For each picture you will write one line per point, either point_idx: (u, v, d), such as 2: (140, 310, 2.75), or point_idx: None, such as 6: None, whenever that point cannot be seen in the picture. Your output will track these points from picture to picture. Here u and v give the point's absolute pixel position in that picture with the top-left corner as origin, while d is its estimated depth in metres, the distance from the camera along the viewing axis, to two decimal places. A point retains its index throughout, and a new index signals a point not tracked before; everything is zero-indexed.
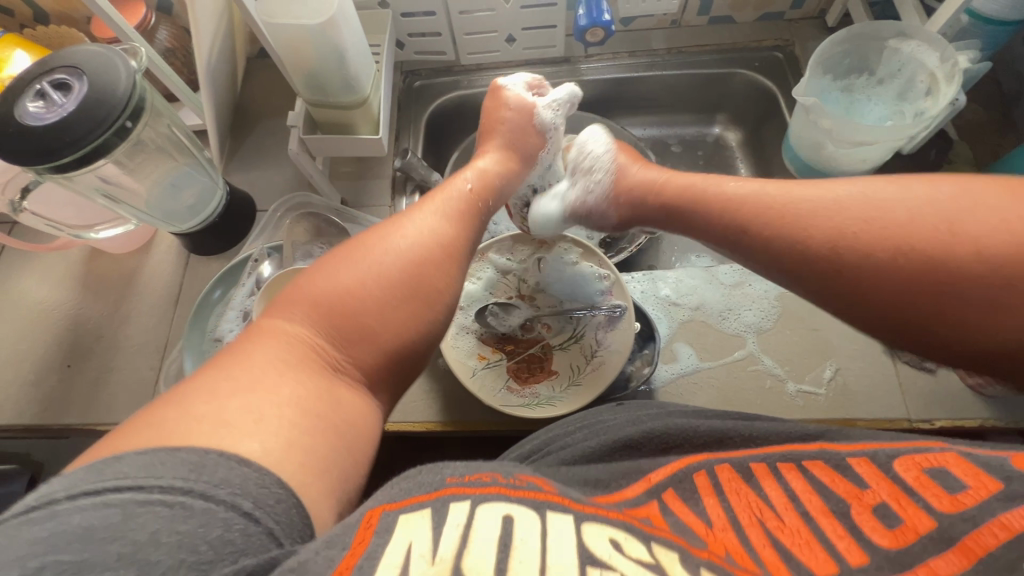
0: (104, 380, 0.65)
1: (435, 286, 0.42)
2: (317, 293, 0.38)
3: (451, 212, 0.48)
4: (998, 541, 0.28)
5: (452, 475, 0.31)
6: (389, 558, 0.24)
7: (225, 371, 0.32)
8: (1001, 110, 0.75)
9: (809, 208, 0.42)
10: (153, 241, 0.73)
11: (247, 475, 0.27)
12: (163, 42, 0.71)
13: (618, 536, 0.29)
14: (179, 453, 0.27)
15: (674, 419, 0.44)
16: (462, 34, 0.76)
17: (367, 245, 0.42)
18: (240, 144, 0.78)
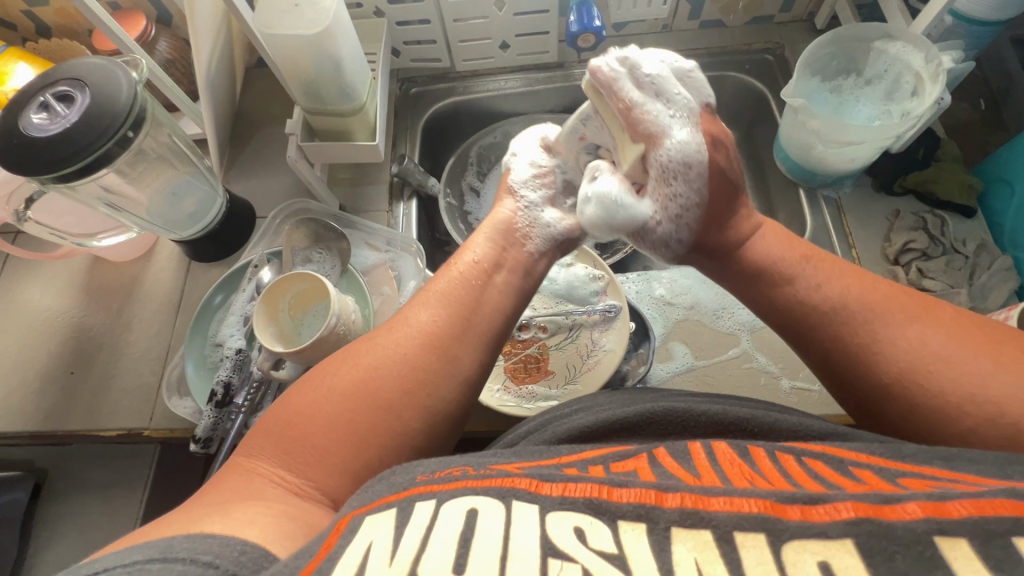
0: (106, 388, 0.66)
1: (406, 393, 0.41)
2: (274, 422, 0.41)
3: (433, 307, 0.46)
4: (996, 510, 0.27)
5: (424, 474, 0.33)
6: (348, 556, 0.27)
7: (203, 500, 0.36)
8: (990, 108, 0.76)
9: (839, 328, 0.45)
10: (154, 250, 0.73)
11: (210, 543, 0.30)
12: (163, 54, 0.72)
13: (585, 521, 0.29)
14: (146, 542, 0.30)
15: (671, 402, 0.45)
16: (456, 41, 0.77)
17: (338, 362, 0.43)
18: (239, 152, 0.79)
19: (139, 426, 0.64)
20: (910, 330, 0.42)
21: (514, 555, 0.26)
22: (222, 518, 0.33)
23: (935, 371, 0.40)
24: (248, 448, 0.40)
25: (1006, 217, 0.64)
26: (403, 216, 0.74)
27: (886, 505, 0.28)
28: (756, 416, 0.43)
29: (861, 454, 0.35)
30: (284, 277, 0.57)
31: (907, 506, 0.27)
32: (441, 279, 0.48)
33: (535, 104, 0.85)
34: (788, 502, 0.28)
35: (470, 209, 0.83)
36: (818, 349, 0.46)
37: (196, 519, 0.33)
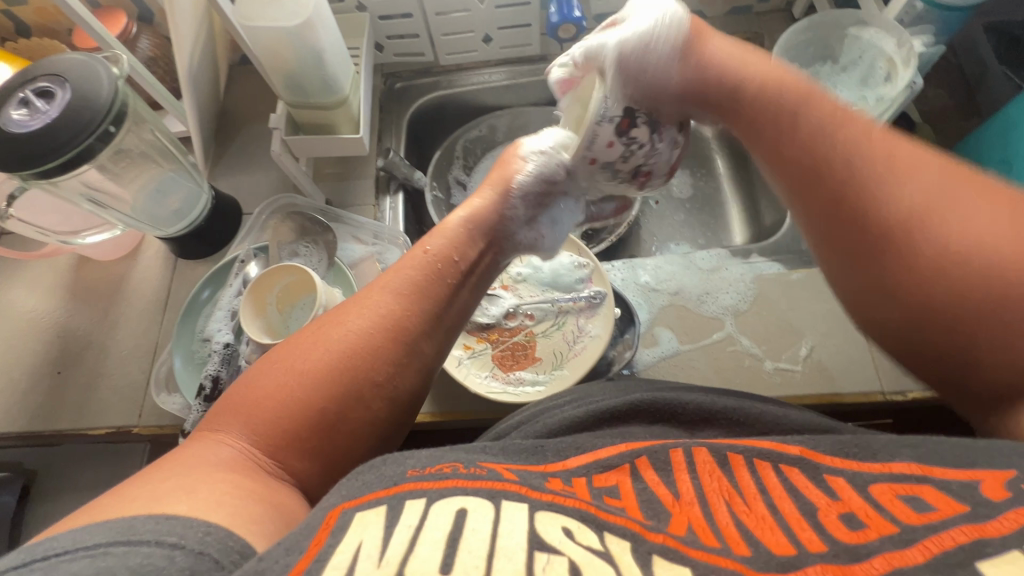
0: (94, 386, 0.66)
1: (374, 379, 0.42)
2: (243, 401, 0.40)
3: (401, 288, 0.46)
4: (956, 543, 0.27)
5: (414, 469, 0.32)
6: (338, 556, 0.26)
7: (163, 472, 0.35)
8: (966, 94, 0.78)
9: (856, 163, 0.42)
10: (140, 248, 0.73)
11: (177, 524, 0.30)
12: (145, 52, 0.72)
13: (573, 523, 0.30)
14: (110, 522, 0.29)
15: (661, 393, 0.45)
16: (439, 35, 0.77)
17: (302, 339, 0.43)
18: (225, 150, 0.79)
19: (128, 424, 0.64)
20: (918, 187, 0.40)
21: (500, 551, 0.27)
22: (190, 498, 0.32)
23: (972, 260, 0.36)
24: (213, 423, 0.40)
25: None
26: (389, 210, 0.75)
27: (856, 563, 0.28)
28: (744, 407, 0.44)
29: (836, 457, 0.35)
30: (270, 269, 0.57)
31: (874, 561, 0.28)
32: (412, 261, 0.48)
33: (519, 97, 0.86)
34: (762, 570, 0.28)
35: (457, 202, 0.83)
36: (846, 219, 0.42)
37: (161, 495, 0.32)
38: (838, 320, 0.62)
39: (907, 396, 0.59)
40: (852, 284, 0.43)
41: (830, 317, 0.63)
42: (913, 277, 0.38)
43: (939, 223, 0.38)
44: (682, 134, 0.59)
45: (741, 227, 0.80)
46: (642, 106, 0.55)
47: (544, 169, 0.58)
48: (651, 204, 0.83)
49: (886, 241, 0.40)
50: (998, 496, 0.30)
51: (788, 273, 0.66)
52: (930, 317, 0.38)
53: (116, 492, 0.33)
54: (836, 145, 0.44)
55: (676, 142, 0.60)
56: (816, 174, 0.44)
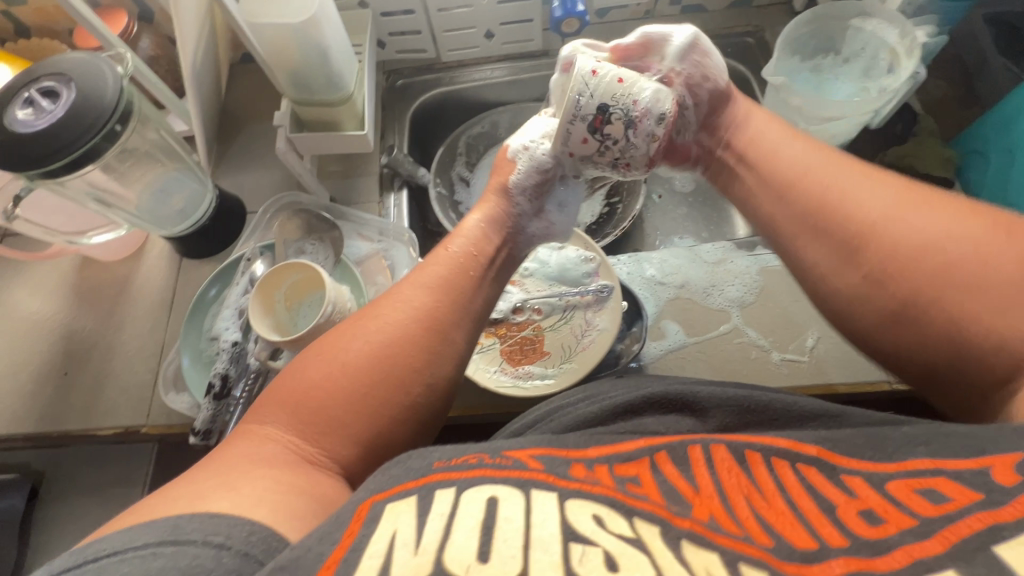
0: (102, 387, 0.66)
1: (412, 367, 0.43)
2: (290, 392, 0.41)
3: (430, 282, 0.48)
4: (972, 530, 0.28)
5: (440, 460, 0.33)
6: (374, 546, 0.27)
7: (199, 474, 0.35)
8: (965, 85, 0.78)
9: (848, 196, 0.46)
10: (145, 248, 0.73)
11: (220, 522, 0.30)
12: (146, 51, 0.72)
13: (603, 511, 0.30)
14: (155, 523, 0.30)
15: (674, 385, 0.46)
16: (441, 31, 0.77)
17: (336, 334, 0.44)
18: (227, 149, 0.79)
19: (136, 423, 0.64)
20: (908, 213, 0.43)
21: (535, 542, 0.27)
22: (232, 494, 0.33)
23: (981, 279, 0.39)
24: (256, 415, 0.41)
25: (983, 186, 0.66)
26: (393, 207, 0.75)
27: (876, 557, 0.28)
28: (754, 395, 0.44)
29: (853, 459, 0.36)
30: (278, 267, 0.57)
31: (894, 555, 0.28)
32: (441, 259, 0.50)
33: (521, 93, 0.86)
34: (785, 560, 0.29)
35: (461, 199, 0.83)
36: (864, 254, 0.44)
37: (204, 494, 0.33)
38: None
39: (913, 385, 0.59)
40: (874, 313, 0.43)
41: None
42: (939, 300, 0.40)
43: (949, 246, 0.41)
44: (661, 124, 0.53)
45: (743, 220, 0.80)
46: (614, 102, 0.51)
47: (534, 164, 0.58)
48: (654, 198, 0.83)
49: (905, 268, 0.42)
50: (1009, 482, 0.30)
51: None
52: (955, 338, 0.39)
53: (164, 491, 0.34)
54: (832, 185, 0.47)
55: (654, 134, 0.54)
56: (828, 216, 0.46)
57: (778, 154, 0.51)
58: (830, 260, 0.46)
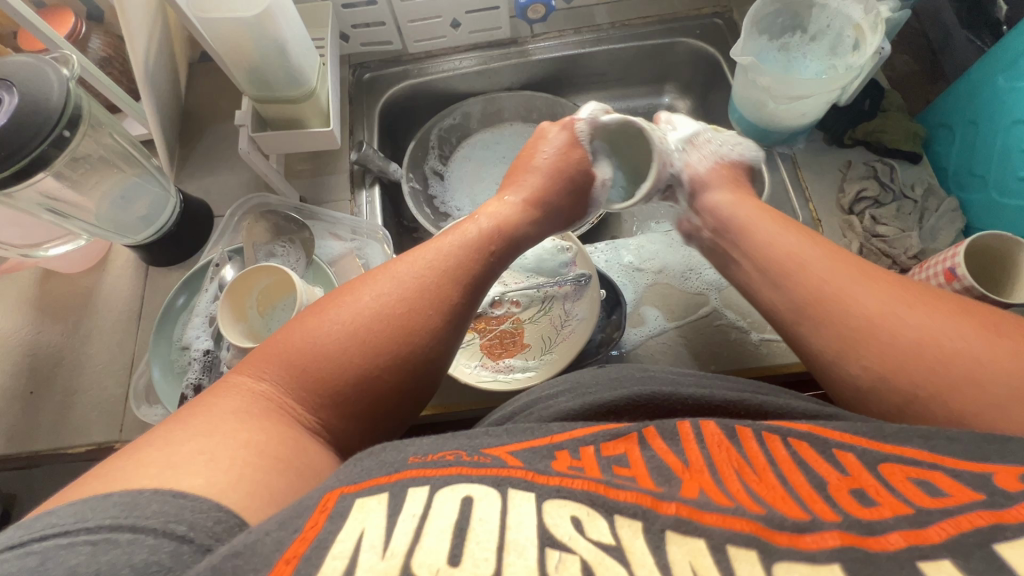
0: (70, 404, 0.64)
1: (423, 353, 0.44)
2: (298, 352, 0.42)
3: (454, 272, 0.49)
4: (973, 526, 0.28)
5: (416, 455, 0.33)
6: (339, 546, 0.26)
7: (162, 440, 0.35)
8: (932, 60, 0.79)
9: (828, 268, 0.48)
10: (109, 258, 0.71)
11: (182, 505, 0.30)
12: (96, 52, 0.69)
13: (582, 511, 0.29)
14: (111, 498, 0.29)
15: (657, 386, 0.45)
16: (406, 22, 0.75)
17: (366, 298, 0.45)
18: (190, 151, 0.76)
19: (109, 440, 0.62)
20: (888, 290, 0.45)
21: (510, 546, 0.26)
22: (208, 469, 0.33)
23: (959, 349, 0.40)
24: (239, 375, 0.41)
25: (949, 161, 0.67)
26: (366, 204, 0.73)
27: (871, 535, 0.29)
28: (749, 399, 0.43)
29: (845, 434, 0.36)
30: (247, 271, 0.55)
31: (891, 536, 0.28)
32: (474, 251, 0.52)
33: (492, 82, 0.84)
34: (777, 528, 0.29)
35: (436, 193, 0.82)
36: (848, 326, 0.44)
37: (178, 464, 0.33)
38: None
39: None
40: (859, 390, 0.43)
41: None
42: (924, 368, 0.40)
43: (925, 322, 0.42)
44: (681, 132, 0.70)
45: None
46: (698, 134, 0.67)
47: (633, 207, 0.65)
48: None
49: (889, 343, 0.42)
50: (1012, 487, 0.30)
51: None
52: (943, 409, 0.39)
53: (131, 458, 0.33)
54: (813, 263, 0.49)
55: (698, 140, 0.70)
56: (811, 292, 0.48)
57: (759, 233, 0.54)
58: (820, 337, 0.46)
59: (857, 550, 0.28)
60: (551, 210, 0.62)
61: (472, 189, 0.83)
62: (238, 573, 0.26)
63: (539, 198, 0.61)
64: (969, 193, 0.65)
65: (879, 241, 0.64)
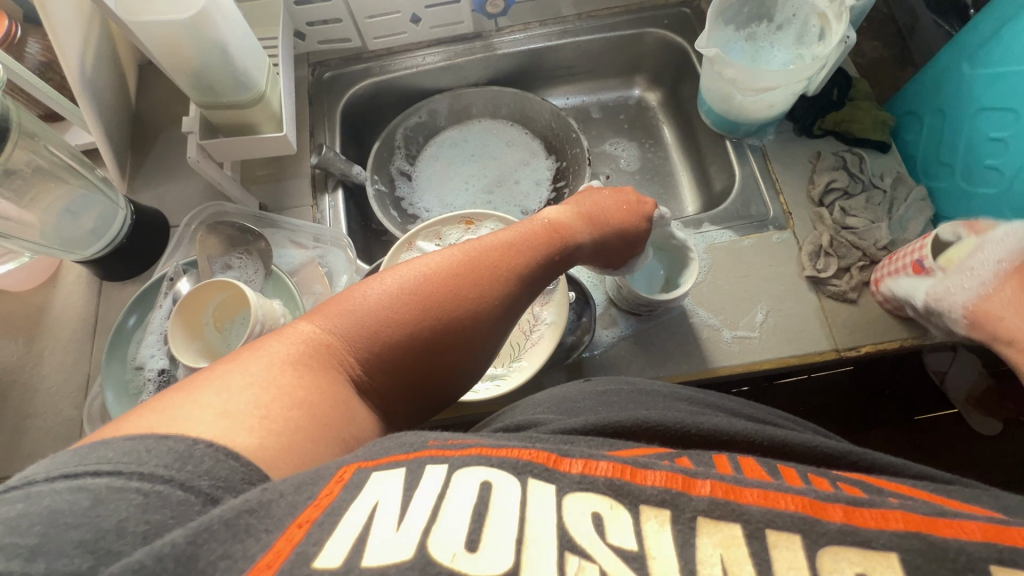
0: (23, 428, 0.61)
1: (481, 337, 0.42)
2: (364, 312, 0.39)
3: (523, 267, 0.46)
4: None
5: (435, 439, 0.31)
6: (353, 515, 0.25)
7: (206, 382, 0.32)
8: (900, 44, 0.79)
9: None
10: (60, 273, 0.68)
11: (234, 468, 0.28)
12: (36, 57, 0.64)
13: (605, 506, 0.27)
14: (167, 441, 0.28)
15: (668, 414, 0.41)
16: (364, 17, 0.73)
17: (438, 265, 0.42)
18: (143, 159, 0.73)
19: None
20: None
21: (531, 541, 0.25)
22: (261, 423, 0.30)
23: None
24: (289, 324, 0.38)
25: (919, 146, 0.67)
26: (329, 209, 0.71)
27: (945, 521, 0.26)
28: (766, 432, 0.40)
29: (905, 486, 0.32)
30: (200, 287, 0.53)
31: (972, 527, 0.26)
32: (545, 238, 0.49)
33: (458, 78, 0.82)
34: (829, 502, 0.27)
35: (404, 194, 0.80)
36: None
37: (229, 413, 0.30)
38: (791, 282, 0.63)
39: (860, 351, 0.60)
40: None
41: (784, 279, 0.63)
42: None
43: None
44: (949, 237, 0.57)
45: (690, 194, 0.80)
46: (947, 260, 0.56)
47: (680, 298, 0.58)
48: (602, 178, 0.82)
49: None
50: None
51: (739, 240, 0.65)
52: None
53: (186, 396, 0.31)
54: None
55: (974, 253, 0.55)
56: None
57: None
58: None
59: (920, 537, 0.25)
60: (606, 248, 0.56)
61: (440, 189, 0.81)
62: (250, 533, 0.24)
63: (600, 224, 0.55)
64: (936, 181, 0.65)
65: (848, 233, 0.63)
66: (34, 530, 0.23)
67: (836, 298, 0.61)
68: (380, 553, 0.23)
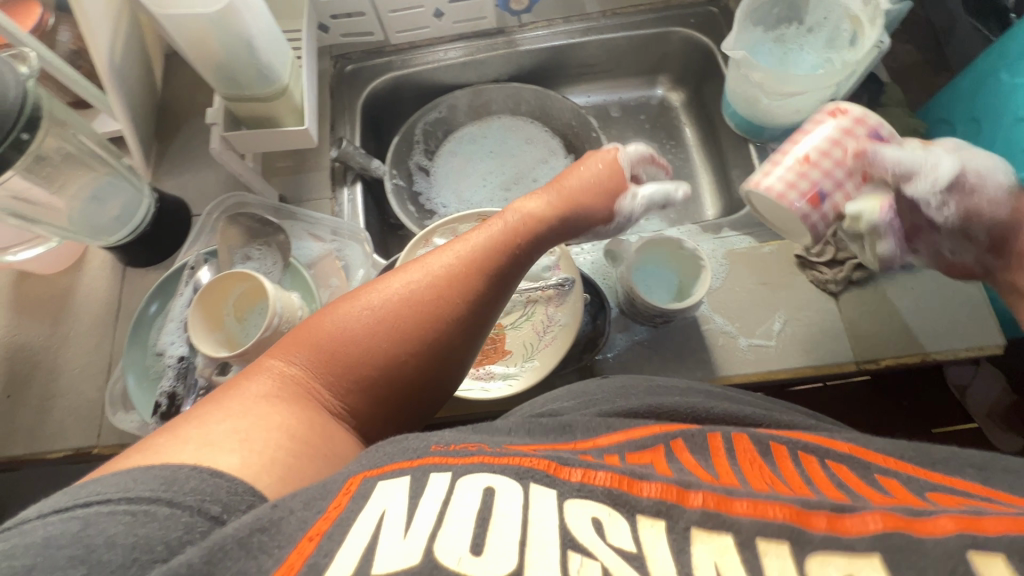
0: (48, 407, 0.63)
1: (450, 342, 0.42)
2: (326, 335, 0.39)
3: (486, 264, 0.45)
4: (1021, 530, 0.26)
5: (438, 443, 0.31)
6: (360, 524, 0.25)
7: (189, 419, 0.33)
8: (935, 49, 0.76)
9: None
10: (85, 258, 0.69)
11: (219, 484, 0.29)
12: (66, 45, 0.64)
13: (603, 513, 0.27)
14: (152, 470, 0.29)
15: (676, 401, 0.42)
16: (387, 12, 0.73)
17: (398, 283, 0.42)
18: (167, 148, 0.74)
19: (87, 445, 0.61)
20: None
21: (533, 542, 0.25)
22: (244, 448, 0.32)
23: None
24: (266, 355, 0.39)
25: None
26: (348, 202, 0.71)
27: (918, 519, 0.26)
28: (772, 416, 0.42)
29: (898, 482, 0.32)
30: (219, 278, 0.53)
31: (942, 519, 0.26)
32: (511, 238, 0.48)
33: (479, 74, 0.81)
34: (815, 510, 0.27)
35: (421, 189, 0.80)
36: None
37: (212, 441, 0.31)
38: (811, 292, 0.62)
39: (880, 364, 0.58)
40: None
41: (804, 289, 0.62)
42: None
43: None
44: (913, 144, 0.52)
45: (711, 198, 0.79)
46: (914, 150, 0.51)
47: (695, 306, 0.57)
48: None
49: None
50: None
51: (759, 247, 0.64)
52: None
53: (169, 436, 0.32)
54: None
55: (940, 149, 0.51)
56: None
57: None
58: None
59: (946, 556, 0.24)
60: (575, 229, 0.55)
61: (459, 185, 0.81)
62: (263, 550, 0.25)
63: (572, 211, 0.54)
64: None
65: None
66: (27, 555, 0.24)
67: (817, 283, 0.61)
68: (388, 561, 0.23)
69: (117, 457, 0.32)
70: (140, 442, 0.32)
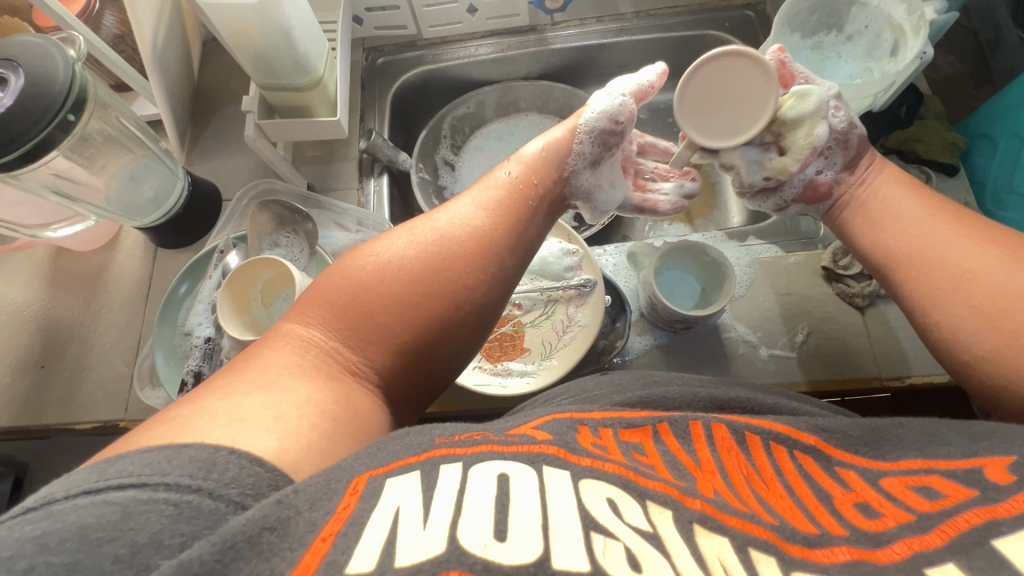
0: (78, 380, 0.65)
1: (464, 282, 0.43)
2: (338, 295, 0.40)
3: (491, 202, 0.47)
4: (970, 524, 0.29)
5: (442, 436, 0.32)
6: (376, 522, 0.25)
7: (188, 401, 0.34)
8: (979, 62, 0.74)
9: None
10: (120, 237, 0.72)
11: (259, 475, 0.29)
12: (110, 29, 0.66)
13: (616, 494, 0.28)
14: (186, 451, 0.29)
15: (666, 390, 0.42)
16: (421, 6, 0.74)
17: (404, 236, 0.44)
18: (201, 132, 0.76)
19: (115, 418, 0.63)
20: None
21: (555, 526, 0.25)
22: (279, 424, 0.32)
23: None
24: (264, 336, 0.39)
25: (989, 170, 0.63)
26: (374, 193, 0.72)
27: (876, 549, 0.28)
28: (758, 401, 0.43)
29: (875, 493, 0.33)
30: (249, 263, 0.55)
31: (894, 547, 0.28)
32: (514, 181, 0.50)
33: (509, 71, 0.82)
34: (790, 540, 0.28)
35: (445, 184, 0.80)
36: None
37: (246, 416, 0.32)
38: (837, 305, 0.61)
39: (905, 381, 0.57)
40: None
41: (830, 302, 0.61)
42: None
43: None
44: None
45: (737, 205, 0.78)
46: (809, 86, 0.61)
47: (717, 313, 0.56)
48: None
49: None
50: (1003, 480, 0.31)
51: (785, 257, 0.63)
52: None
53: (173, 412, 0.32)
54: None
55: None
56: None
57: None
58: None
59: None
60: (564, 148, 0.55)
61: None
62: (273, 553, 0.25)
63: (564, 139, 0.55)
64: (1009, 210, 0.61)
65: None
66: (66, 547, 0.24)
67: (843, 296, 0.60)
68: (410, 553, 0.23)
69: (115, 440, 0.32)
70: (142, 424, 0.33)
